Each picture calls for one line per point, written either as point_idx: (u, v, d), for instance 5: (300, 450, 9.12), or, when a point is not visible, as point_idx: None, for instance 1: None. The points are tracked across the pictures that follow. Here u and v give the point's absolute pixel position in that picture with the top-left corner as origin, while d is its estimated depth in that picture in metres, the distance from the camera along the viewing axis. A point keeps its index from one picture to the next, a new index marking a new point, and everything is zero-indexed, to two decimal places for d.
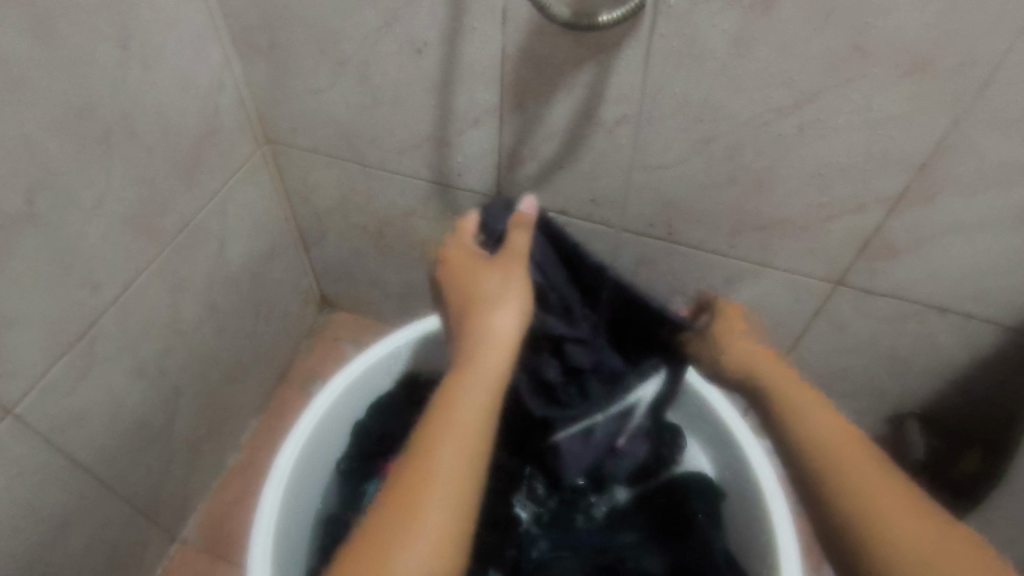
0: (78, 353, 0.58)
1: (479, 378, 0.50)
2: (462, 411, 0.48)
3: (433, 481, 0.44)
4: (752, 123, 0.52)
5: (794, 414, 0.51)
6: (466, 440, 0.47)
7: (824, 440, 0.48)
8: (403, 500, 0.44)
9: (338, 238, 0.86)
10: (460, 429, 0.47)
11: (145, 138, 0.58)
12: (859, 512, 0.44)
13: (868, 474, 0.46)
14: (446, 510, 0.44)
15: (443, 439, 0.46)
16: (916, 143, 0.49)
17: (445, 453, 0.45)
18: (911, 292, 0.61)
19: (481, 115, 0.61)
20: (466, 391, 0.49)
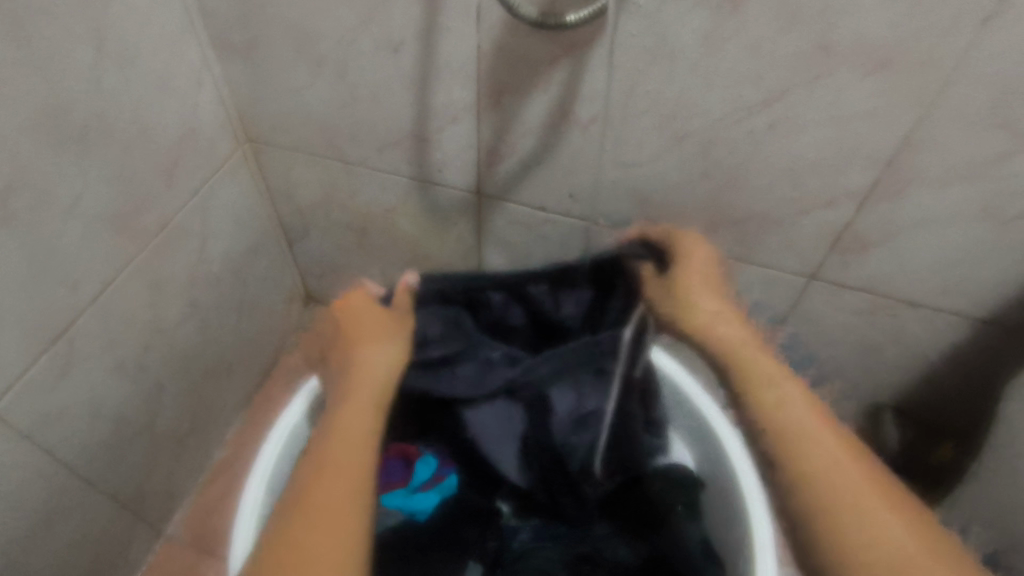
0: (58, 352, 0.58)
1: (360, 404, 0.52)
2: (345, 432, 0.50)
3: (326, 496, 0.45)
4: (724, 120, 0.53)
5: (760, 397, 0.49)
6: (353, 457, 0.48)
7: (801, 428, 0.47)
8: (306, 521, 0.43)
9: (321, 235, 0.86)
10: (345, 446, 0.49)
11: (122, 137, 0.58)
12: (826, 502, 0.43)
13: (843, 466, 0.45)
14: (343, 517, 0.44)
15: (331, 459, 0.48)
16: (883, 139, 0.50)
17: (336, 470, 0.47)
18: (882, 286, 0.62)
19: (459, 113, 0.61)
20: (350, 414, 0.51)
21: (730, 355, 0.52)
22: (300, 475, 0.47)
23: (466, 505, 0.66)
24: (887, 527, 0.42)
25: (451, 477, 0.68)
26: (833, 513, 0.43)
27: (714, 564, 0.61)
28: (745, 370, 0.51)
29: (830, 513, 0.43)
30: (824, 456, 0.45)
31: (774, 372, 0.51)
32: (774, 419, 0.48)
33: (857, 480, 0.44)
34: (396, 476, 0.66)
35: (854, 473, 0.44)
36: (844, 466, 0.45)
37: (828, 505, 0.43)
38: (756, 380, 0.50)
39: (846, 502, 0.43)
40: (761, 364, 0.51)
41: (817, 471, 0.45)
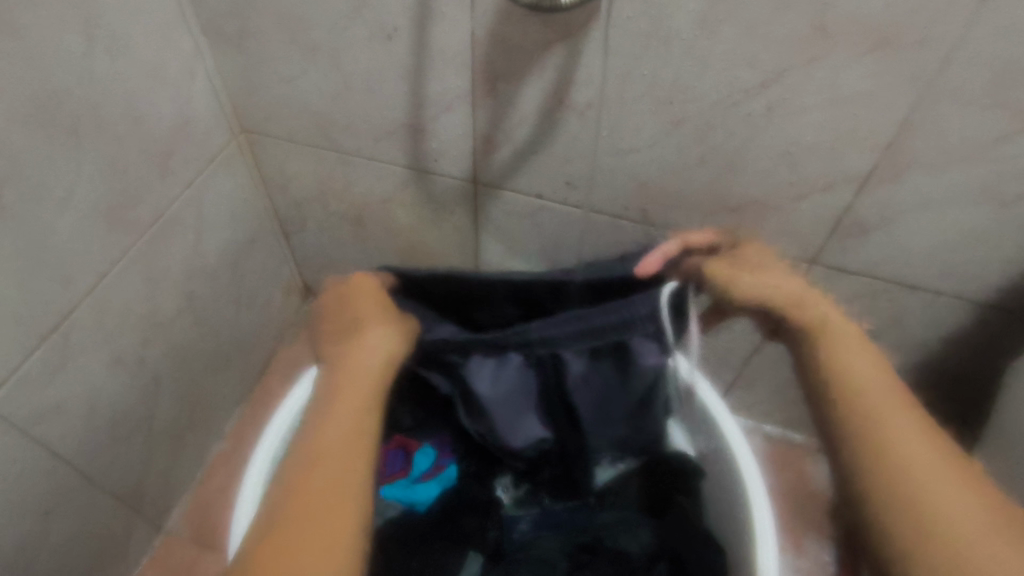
0: (54, 345, 0.58)
1: (356, 397, 0.53)
2: (340, 430, 0.51)
3: (317, 495, 0.47)
4: (721, 104, 0.52)
5: (837, 349, 0.51)
6: (347, 455, 0.49)
7: (880, 397, 0.48)
8: (302, 499, 0.46)
9: (317, 227, 0.86)
10: (342, 442, 0.50)
11: (115, 129, 0.58)
12: (901, 468, 0.44)
13: (917, 435, 0.46)
14: (335, 518, 0.46)
15: (325, 454, 0.49)
16: (882, 121, 0.50)
17: (331, 470, 0.48)
18: (881, 270, 0.62)
19: (455, 101, 0.61)
20: (345, 407, 0.52)
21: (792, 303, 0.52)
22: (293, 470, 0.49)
23: (465, 496, 0.66)
24: (957, 499, 0.43)
25: (451, 467, 0.69)
26: (902, 478, 0.44)
27: (717, 550, 0.60)
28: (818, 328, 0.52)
29: (897, 476, 0.44)
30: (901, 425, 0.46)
31: (849, 337, 0.51)
32: (850, 380, 0.49)
33: (930, 452, 0.45)
34: (397, 467, 0.68)
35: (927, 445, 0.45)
36: (919, 437, 0.46)
37: (901, 469, 0.44)
38: (831, 343, 0.51)
39: (919, 471, 0.44)
40: (835, 327, 0.52)
41: (895, 440, 0.45)
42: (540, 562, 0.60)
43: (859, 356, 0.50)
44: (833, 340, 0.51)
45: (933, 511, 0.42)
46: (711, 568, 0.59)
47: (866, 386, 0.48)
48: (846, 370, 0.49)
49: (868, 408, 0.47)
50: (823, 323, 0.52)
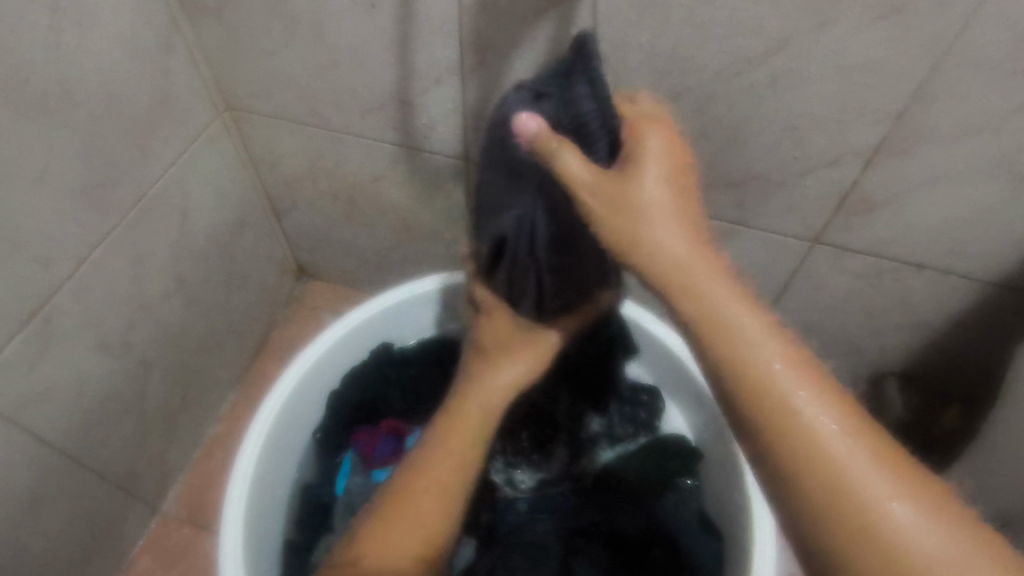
0: (35, 330, 0.56)
1: (478, 411, 0.54)
2: (455, 441, 0.52)
3: (424, 487, 0.49)
4: (723, 74, 0.50)
5: (751, 373, 0.39)
6: (460, 459, 0.51)
7: (795, 397, 0.37)
8: (397, 501, 0.48)
9: (308, 207, 0.84)
10: (454, 448, 0.51)
11: (89, 106, 0.56)
12: (832, 493, 0.35)
13: (856, 456, 0.35)
14: (431, 524, 0.47)
15: (440, 452, 0.51)
16: (893, 92, 0.47)
17: (441, 471, 0.50)
18: (888, 249, 0.59)
19: (443, 74, 0.58)
20: (468, 415, 0.54)
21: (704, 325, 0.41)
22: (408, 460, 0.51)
23: None
24: (901, 517, 0.34)
25: None
26: (840, 522, 0.35)
27: (713, 538, 0.61)
28: (726, 344, 0.40)
29: (846, 527, 0.34)
30: (832, 437, 0.36)
31: (746, 326, 0.40)
32: (764, 405, 0.38)
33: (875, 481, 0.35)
34: (388, 450, 0.66)
35: (856, 444, 0.36)
36: (842, 440, 0.36)
37: (834, 521, 0.35)
38: (727, 344, 0.40)
39: (850, 491, 0.35)
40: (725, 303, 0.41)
41: (820, 455, 0.36)
42: (533, 546, 0.60)
43: (767, 350, 0.39)
44: (727, 334, 0.40)
45: (880, 539, 0.34)
46: None
47: (780, 408, 0.37)
48: (751, 375, 0.38)
49: (783, 423, 0.37)
50: (719, 317, 0.41)
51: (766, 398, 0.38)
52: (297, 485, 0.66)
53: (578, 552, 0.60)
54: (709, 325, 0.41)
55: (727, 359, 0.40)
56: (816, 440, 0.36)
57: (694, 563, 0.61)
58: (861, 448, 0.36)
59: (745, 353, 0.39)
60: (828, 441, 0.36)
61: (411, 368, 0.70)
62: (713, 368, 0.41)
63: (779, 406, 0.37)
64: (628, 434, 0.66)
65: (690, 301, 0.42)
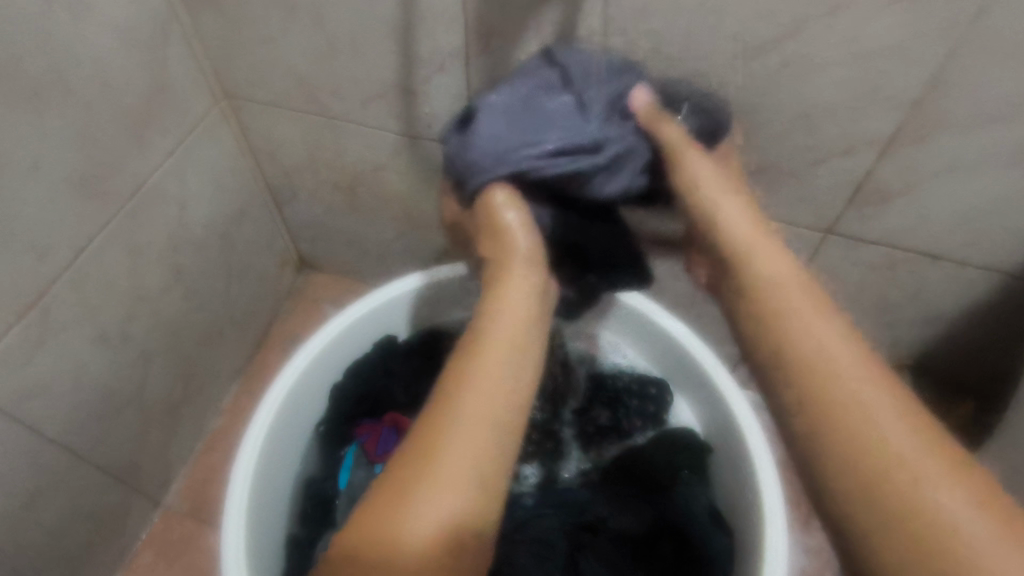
0: (31, 324, 0.55)
1: (503, 345, 0.45)
2: (480, 392, 0.43)
3: (451, 453, 0.40)
4: (735, 61, 0.48)
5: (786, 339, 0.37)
6: (490, 409, 0.42)
7: (831, 371, 0.36)
8: (417, 471, 0.40)
9: (309, 197, 0.82)
10: (479, 405, 0.42)
11: (82, 94, 0.54)
12: (862, 472, 0.33)
13: (899, 433, 0.33)
14: (462, 494, 0.39)
15: (466, 399, 0.42)
16: (911, 78, 0.45)
17: (465, 432, 0.41)
18: (902, 240, 0.58)
19: (446, 61, 0.56)
20: (493, 353, 0.44)
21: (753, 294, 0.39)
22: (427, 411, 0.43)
23: None
24: (936, 496, 0.31)
25: None
26: (881, 498, 0.32)
27: (723, 532, 0.58)
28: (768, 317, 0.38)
29: (884, 509, 0.32)
30: (865, 411, 0.34)
31: (789, 296, 0.38)
32: (807, 377, 0.36)
33: (919, 457, 0.33)
34: (391, 445, 0.66)
35: (893, 417, 0.34)
36: (879, 414, 0.34)
37: (879, 499, 0.32)
38: (765, 317, 0.38)
39: (881, 468, 0.33)
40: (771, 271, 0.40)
41: (851, 429, 0.34)
42: (538, 542, 0.58)
43: (810, 323, 0.37)
44: (772, 305, 0.38)
45: (914, 520, 0.31)
46: (716, 550, 0.57)
47: (819, 379, 0.36)
48: (785, 350, 0.37)
49: (822, 397, 0.35)
50: (769, 284, 0.39)
51: (808, 367, 0.36)
52: (301, 478, 0.65)
53: (584, 548, 0.59)
54: (756, 296, 0.39)
55: (767, 330, 0.38)
56: (847, 418, 0.34)
57: (706, 557, 0.58)
58: (900, 422, 0.34)
59: (785, 327, 0.37)
60: (862, 415, 0.34)
61: (415, 360, 0.69)
62: (748, 346, 0.40)
63: (812, 379, 0.36)
64: (636, 427, 0.66)
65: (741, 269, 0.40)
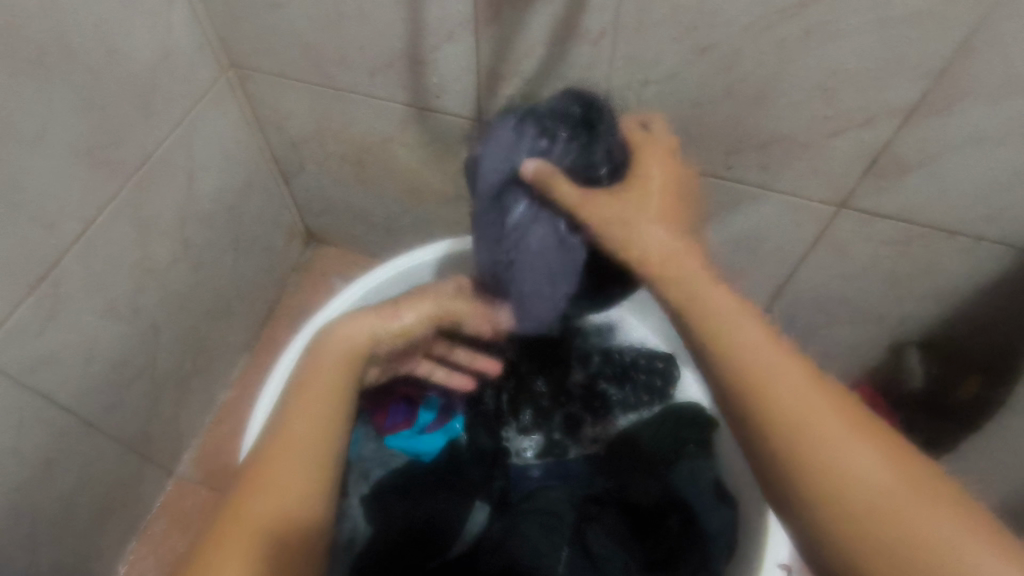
0: (43, 295, 0.56)
1: (329, 379, 0.54)
2: (307, 412, 0.51)
3: (281, 463, 0.48)
4: (753, 29, 0.47)
5: (717, 326, 0.40)
6: (315, 421, 0.51)
7: (778, 379, 0.37)
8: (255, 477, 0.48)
9: (317, 170, 0.82)
10: (306, 420, 0.51)
11: (88, 62, 0.54)
12: (814, 478, 0.34)
13: (832, 418, 0.35)
14: (293, 485, 0.47)
15: (295, 422, 0.50)
16: (936, 46, 0.44)
17: (296, 441, 0.49)
18: (918, 214, 0.57)
19: (456, 29, 0.55)
20: (318, 382, 0.53)
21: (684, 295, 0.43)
22: (267, 440, 0.50)
23: (476, 448, 0.65)
24: (882, 493, 0.33)
25: (457, 418, 0.67)
26: (829, 481, 0.34)
27: (726, 506, 0.58)
28: (703, 316, 0.41)
29: (838, 490, 0.33)
30: (808, 404, 0.36)
31: (727, 309, 0.41)
32: (748, 362, 0.38)
33: (856, 440, 0.34)
34: (400, 418, 0.65)
35: (835, 421, 0.35)
36: (824, 419, 0.35)
37: (829, 482, 0.34)
38: (708, 326, 0.41)
39: (835, 472, 0.34)
40: (697, 282, 0.43)
41: (802, 436, 0.35)
42: (545, 513, 0.58)
43: (747, 330, 0.40)
44: (705, 312, 0.41)
45: (867, 518, 0.32)
46: (721, 524, 0.57)
47: (762, 366, 0.37)
48: (735, 358, 0.39)
49: (762, 388, 0.37)
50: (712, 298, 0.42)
51: (747, 358, 0.38)
52: None
53: (593, 520, 0.59)
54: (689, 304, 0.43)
55: (705, 329, 0.41)
56: (797, 423, 0.35)
57: (705, 531, 0.57)
58: (830, 410, 0.36)
59: (734, 339, 0.39)
60: (810, 422, 0.35)
61: None
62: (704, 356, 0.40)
63: (765, 384, 0.37)
64: (642, 402, 0.66)
65: (665, 285, 0.44)
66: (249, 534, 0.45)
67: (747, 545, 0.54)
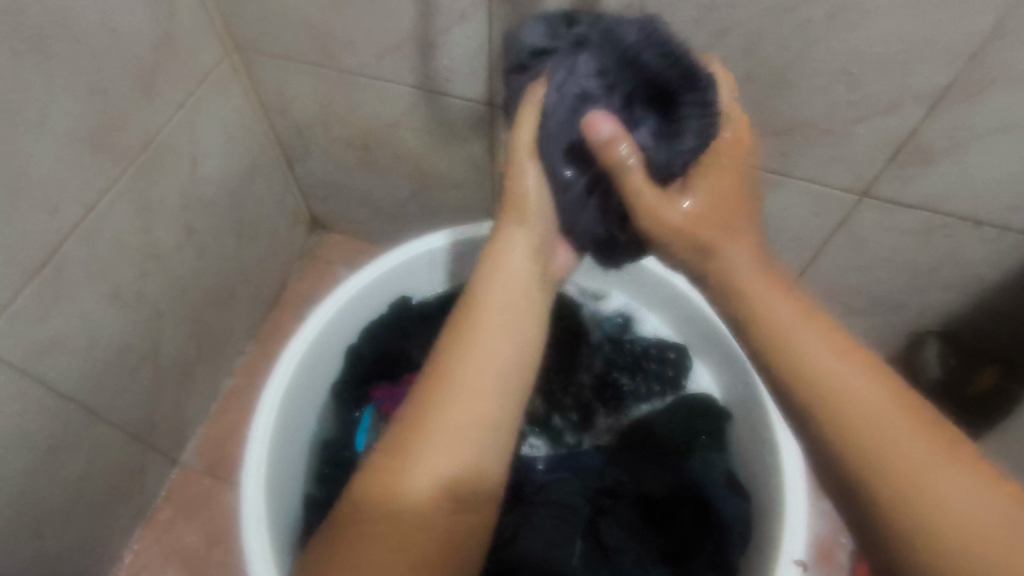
0: (44, 281, 0.55)
1: (496, 340, 0.44)
2: (483, 360, 0.43)
3: (440, 434, 0.41)
4: (777, 10, 0.45)
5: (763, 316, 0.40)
6: (490, 373, 0.43)
7: (835, 374, 0.37)
8: (417, 422, 0.41)
9: (322, 155, 0.80)
10: (478, 371, 0.43)
11: (90, 42, 0.52)
12: (870, 467, 0.34)
13: (884, 414, 0.35)
14: (463, 451, 0.41)
15: (465, 369, 0.43)
16: (968, 28, 0.43)
17: (468, 392, 0.42)
18: (941, 203, 0.55)
19: (468, 9, 0.53)
20: (488, 336, 0.44)
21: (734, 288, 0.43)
22: (422, 381, 0.43)
23: None
24: (944, 492, 0.32)
25: None
26: (878, 481, 0.33)
27: (739, 498, 0.57)
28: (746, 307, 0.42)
29: (882, 489, 0.33)
30: (850, 401, 0.36)
31: (764, 296, 0.41)
32: (789, 354, 0.38)
33: (908, 440, 0.34)
34: None
35: (899, 419, 0.35)
36: (884, 418, 0.35)
37: (878, 480, 0.33)
38: (761, 321, 0.41)
39: (891, 464, 0.33)
40: (742, 267, 0.43)
41: (852, 435, 0.35)
42: (557, 504, 0.57)
43: (796, 326, 0.39)
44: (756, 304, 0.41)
45: (924, 514, 0.32)
46: (735, 516, 0.56)
47: (801, 358, 0.38)
48: (771, 353, 0.39)
49: (800, 383, 0.37)
50: (754, 287, 0.42)
51: (787, 350, 0.39)
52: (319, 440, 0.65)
53: (605, 513, 0.58)
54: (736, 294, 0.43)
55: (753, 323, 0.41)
56: (849, 415, 0.35)
57: (723, 518, 0.56)
58: (880, 405, 0.35)
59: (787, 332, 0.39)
60: (873, 425, 0.34)
61: (431, 322, 0.68)
62: (754, 351, 0.41)
63: (817, 382, 0.37)
64: (654, 393, 0.65)
65: (704, 271, 0.45)
66: (393, 514, 0.39)
67: (761, 538, 0.54)
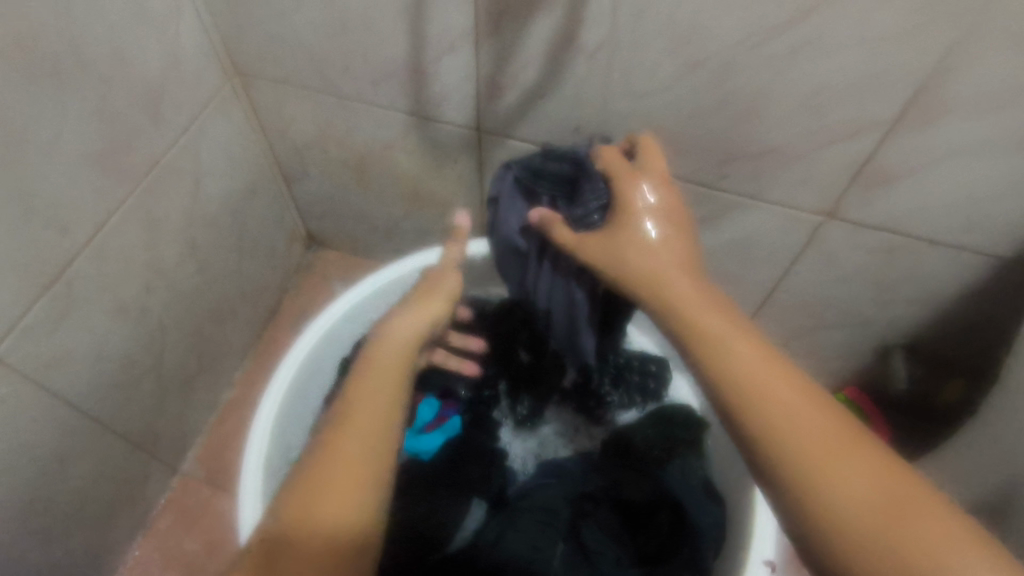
0: (56, 295, 0.58)
1: (396, 352, 0.50)
2: (368, 408, 0.46)
3: (347, 458, 0.43)
4: (742, 46, 0.49)
5: (715, 348, 0.43)
6: (374, 417, 0.46)
7: (773, 395, 0.40)
8: (316, 474, 0.42)
9: (319, 174, 0.84)
10: (365, 417, 0.45)
11: (100, 70, 0.55)
12: (798, 479, 0.37)
13: (811, 423, 0.39)
14: (357, 482, 0.42)
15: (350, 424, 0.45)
16: (916, 64, 0.46)
17: (357, 434, 0.44)
18: (903, 223, 0.59)
19: (457, 40, 0.57)
20: (377, 371, 0.49)
21: (684, 316, 0.45)
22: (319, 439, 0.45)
23: (471, 445, 0.66)
24: (875, 492, 0.36)
25: (454, 418, 0.68)
26: (817, 492, 0.36)
27: (714, 505, 0.59)
28: (693, 336, 0.44)
29: (830, 499, 0.36)
30: (784, 414, 0.39)
31: (723, 329, 0.43)
32: (736, 377, 0.41)
33: (842, 457, 0.37)
34: None
35: (822, 438, 0.38)
36: (812, 433, 0.38)
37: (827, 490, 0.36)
38: (711, 352, 0.43)
39: (820, 477, 0.37)
40: (688, 300, 0.46)
41: (793, 449, 0.38)
42: (543, 510, 0.60)
43: (741, 349, 0.42)
44: (700, 331, 0.44)
45: (870, 526, 0.35)
46: (707, 524, 0.57)
47: (747, 377, 0.41)
48: (731, 377, 0.41)
49: (744, 399, 0.40)
50: (689, 322, 0.45)
51: (727, 367, 0.42)
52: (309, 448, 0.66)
53: (587, 517, 0.61)
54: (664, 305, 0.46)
55: (701, 348, 0.43)
56: (784, 433, 0.38)
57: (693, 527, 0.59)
58: (809, 415, 0.39)
59: (732, 350, 0.42)
60: (801, 437, 0.38)
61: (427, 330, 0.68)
62: (698, 369, 0.44)
63: (753, 400, 0.40)
64: (635, 403, 0.69)
65: (662, 309, 0.47)
66: (319, 544, 0.40)
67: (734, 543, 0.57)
